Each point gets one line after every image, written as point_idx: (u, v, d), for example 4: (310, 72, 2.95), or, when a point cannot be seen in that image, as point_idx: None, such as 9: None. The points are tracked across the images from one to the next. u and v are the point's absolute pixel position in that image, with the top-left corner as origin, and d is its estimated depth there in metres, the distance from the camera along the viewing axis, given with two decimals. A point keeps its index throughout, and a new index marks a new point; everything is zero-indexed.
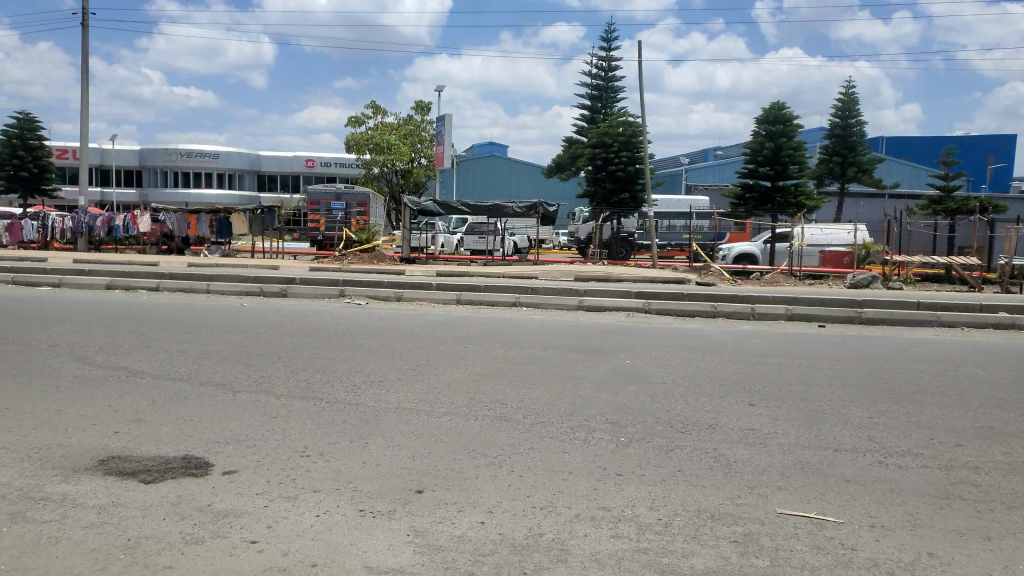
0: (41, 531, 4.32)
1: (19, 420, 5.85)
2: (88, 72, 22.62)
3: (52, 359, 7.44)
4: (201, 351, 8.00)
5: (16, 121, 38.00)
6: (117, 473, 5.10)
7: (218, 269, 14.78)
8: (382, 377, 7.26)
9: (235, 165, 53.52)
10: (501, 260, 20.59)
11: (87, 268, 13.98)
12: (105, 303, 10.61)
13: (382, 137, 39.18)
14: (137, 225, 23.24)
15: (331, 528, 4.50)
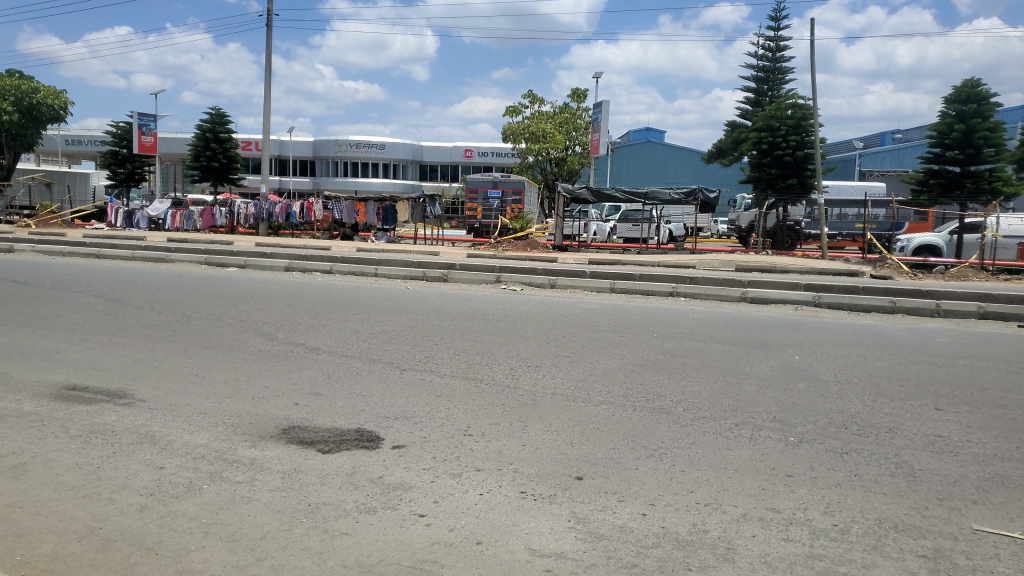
0: (234, 490, 4.72)
1: (214, 387, 6.43)
2: (271, 69, 24.39)
3: (240, 334, 8.11)
4: (370, 331, 8.42)
5: (210, 116, 41.82)
6: (298, 442, 5.47)
7: (384, 253, 15.51)
8: (541, 363, 7.32)
9: (399, 155, 56.16)
10: (657, 248, 20.22)
11: (270, 252, 15.12)
12: (285, 284, 11.41)
13: (538, 126, 39.59)
14: (311, 212, 24.86)
15: (494, 507, 4.59)
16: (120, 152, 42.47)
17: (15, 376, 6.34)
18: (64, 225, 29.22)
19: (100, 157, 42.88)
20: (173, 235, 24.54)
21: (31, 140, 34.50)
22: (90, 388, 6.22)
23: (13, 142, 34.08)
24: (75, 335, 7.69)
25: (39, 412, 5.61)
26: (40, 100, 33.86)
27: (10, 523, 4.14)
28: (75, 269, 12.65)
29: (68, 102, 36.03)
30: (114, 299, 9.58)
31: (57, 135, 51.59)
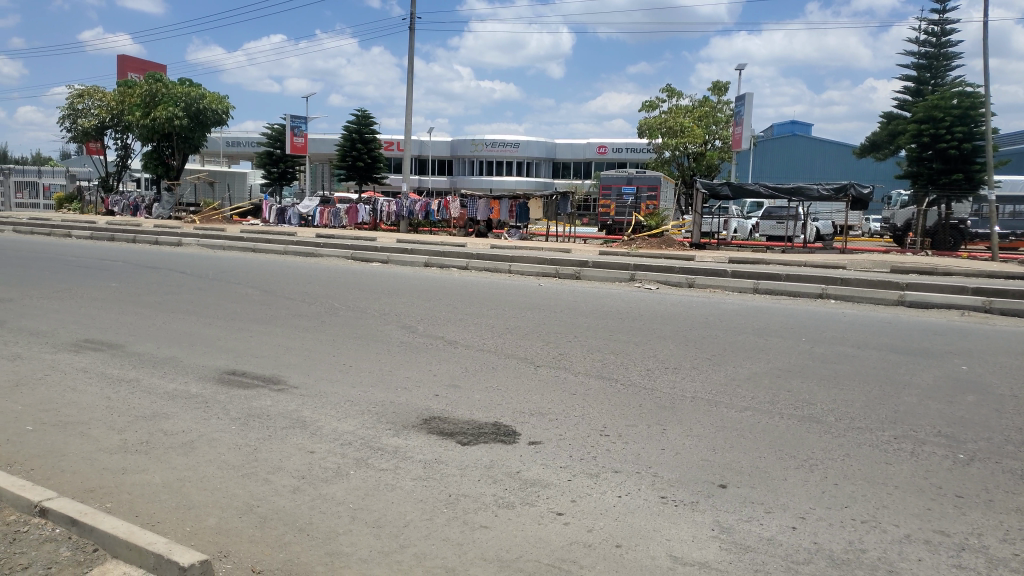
0: (380, 478, 4.87)
1: (360, 376, 6.70)
2: (413, 70, 25.23)
3: (384, 326, 8.41)
4: (506, 326, 8.51)
5: (356, 117, 43.91)
6: (439, 433, 5.58)
7: (519, 251, 15.64)
8: (679, 365, 7.12)
9: (533, 153, 56.63)
10: (802, 247, 19.25)
11: (410, 248, 15.60)
12: (424, 279, 11.73)
13: (676, 120, 38.74)
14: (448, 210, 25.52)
15: (634, 511, 4.48)
16: (274, 153, 45.36)
17: (184, 360, 6.86)
18: (224, 221, 31.55)
19: (256, 157, 46.03)
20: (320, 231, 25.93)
21: (199, 143, 37.43)
22: (248, 372, 6.65)
23: (183, 144, 37.09)
24: (235, 323, 8.25)
25: (205, 394, 6.05)
26: (206, 106, 36.45)
27: (180, 496, 4.46)
28: (236, 262, 13.59)
29: (230, 107, 38.71)
30: (269, 290, 10.20)
31: (220, 138, 55.73)
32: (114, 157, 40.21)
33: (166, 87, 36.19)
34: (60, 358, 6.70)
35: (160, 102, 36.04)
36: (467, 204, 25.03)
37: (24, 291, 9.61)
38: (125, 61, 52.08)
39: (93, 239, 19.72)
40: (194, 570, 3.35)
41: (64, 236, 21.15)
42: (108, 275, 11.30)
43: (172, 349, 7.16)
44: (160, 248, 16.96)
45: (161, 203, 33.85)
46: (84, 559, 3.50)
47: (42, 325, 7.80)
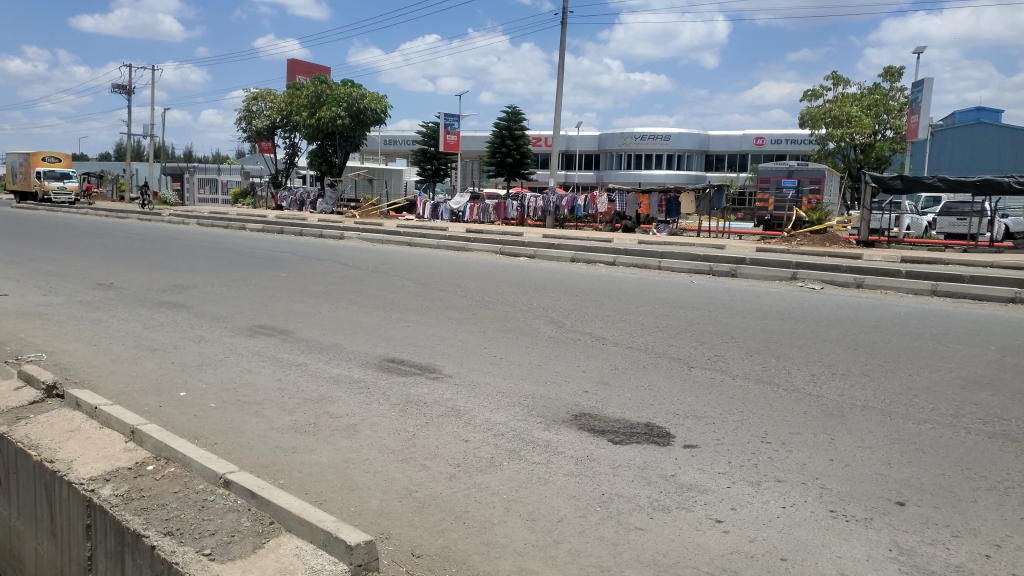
0: (532, 471, 4.87)
1: (511, 369, 6.75)
2: (563, 65, 25.29)
3: (533, 320, 8.44)
4: (657, 324, 8.31)
5: (507, 114, 44.55)
6: (590, 430, 5.51)
7: (670, 247, 15.28)
8: (845, 371, 6.66)
9: (684, 146, 55.26)
10: (988, 245, 17.57)
11: (558, 243, 15.62)
12: (573, 274, 11.72)
13: (842, 110, 36.55)
14: (595, 204, 25.41)
15: (799, 523, 4.22)
16: (428, 151, 47.00)
17: (346, 347, 7.20)
18: (381, 216, 33.09)
19: (410, 154, 47.90)
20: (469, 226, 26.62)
21: (359, 141, 39.44)
22: (405, 361, 6.87)
23: (345, 142, 39.21)
24: (392, 313, 8.57)
25: (367, 380, 6.32)
26: (366, 105, 38.35)
27: (345, 477, 4.65)
28: (393, 255, 14.17)
29: (388, 106, 40.48)
30: (423, 282, 10.53)
31: (378, 137, 58.34)
32: (283, 156, 43.22)
33: (331, 89, 38.36)
34: (238, 341, 7.22)
35: (325, 103, 38.35)
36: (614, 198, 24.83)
37: (207, 279, 10.45)
38: (294, 66, 55.72)
39: (265, 232, 21.22)
40: (360, 550, 3.47)
41: (239, 228, 22.97)
42: (279, 266, 12.12)
43: (335, 336, 7.53)
44: (323, 241, 18.01)
45: (325, 199, 35.95)
46: (261, 530, 3.70)
47: (223, 310, 8.45)
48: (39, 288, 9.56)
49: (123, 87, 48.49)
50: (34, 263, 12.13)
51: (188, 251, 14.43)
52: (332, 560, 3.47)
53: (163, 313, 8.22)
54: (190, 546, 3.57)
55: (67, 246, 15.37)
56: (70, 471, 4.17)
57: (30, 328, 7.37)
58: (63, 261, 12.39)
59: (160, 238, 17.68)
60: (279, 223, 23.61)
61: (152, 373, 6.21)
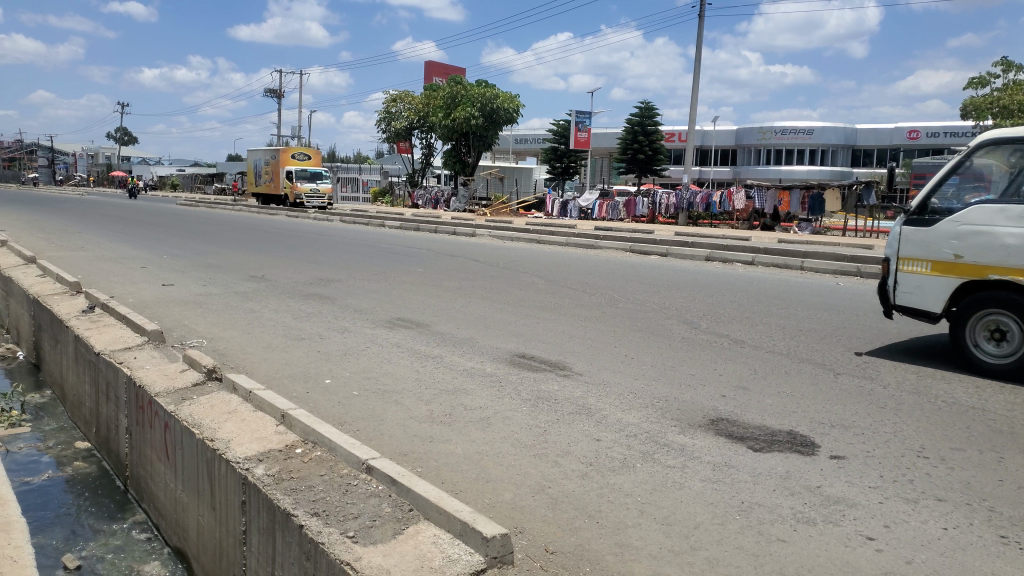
0: (666, 474, 4.75)
1: (643, 370, 6.62)
2: (700, 60, 24.69)
3: (666, 320, 8.25)
4: (799, 328, 7.90)
5: (640, 110, 44.14)
6: (728, 436, 5.31)
7: (813, 247, 14.53)
8: (1017, 384, 6.07)
9: (829, 140, 53.14)
10: None
11: (693, 242, 15.23)
12: (708, 273, 11.38)
13: (1013, 99, 33.67)
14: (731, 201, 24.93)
15: (965, 547, 3.87)
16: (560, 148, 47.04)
17: (479, 341, 7.31)
18: (512, 214, 33.45)
19: (542, 153, 48.14)
20: (601, 224, 26.45)
21: (491, 141, 40.06)
22: (536, 357, 6.89)
23: (478, 142, 40.02)
24: (524, 310, 8.62)
25: (498, 374, 6.39)
26: (499, 105, 38.93)
27: (480, 468, 4.71)
28: (524, 252, 14.29)
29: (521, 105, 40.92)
30: (554, 280, 10.55)
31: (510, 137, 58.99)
32: (420, 155, 44.61)
33: (466, 90, 39.38)
34: (378, 333, 7.50)
35: (460, 103, 39.30)
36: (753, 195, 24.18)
37: (349, 273, 10.94)
38: (431, 69, 57.57)
39: (403, 230, 21.95)
40: (496, 543, 3.49)
41: (378, 226, 23.85)
42: (414, 262, 12.48)
43: (469, 331, 7.67)
44: (457, 238, 18.43)
45: (459, 197, 36.81)
46: (401, 517, 3.81)
47: (364, 303, 8.81)
48: (200, 279, 10.32)
49: (275, 92, 51.74)
50: (198, 257, 13.11)
51: (332, 247, 15.17)
52: (469, 550, 3.51)
53: (310, 304, 8.67)
54: (335, 527, 3.71)
55: (224, 241, 16.50)
56: (228, 450, 4.44)
57: (193, 316, 7.97)
58: (222, 255, 13.31)
59: (307, 235, 18.66)
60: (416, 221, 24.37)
61: (299, 360, 6.57)
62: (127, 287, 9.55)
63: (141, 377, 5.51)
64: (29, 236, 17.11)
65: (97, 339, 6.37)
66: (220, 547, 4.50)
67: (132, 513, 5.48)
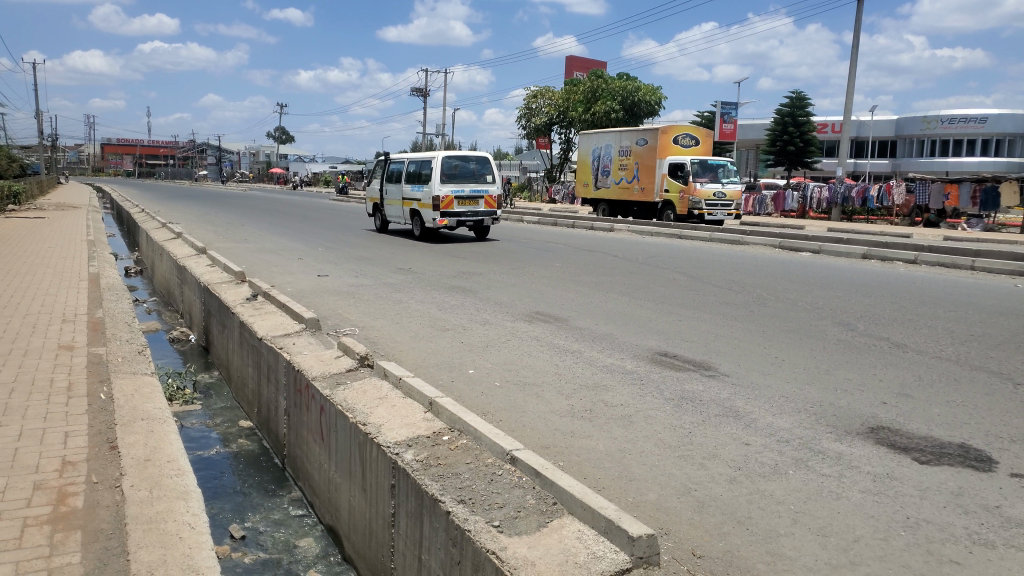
0: (822, 483, 4.48)
1: (795, 372, 6.30)
2: (858, 46, 23.35)
3: (817, 321, 7.83)
4: (969, 333, 7.28)
5: (790, 100, 42.39)
6: (890, 446, 4.95)
7: (987, 245, 13.34)
8: None
9: (1005, 128, 48.69)
10: None
11: (848, 238, 14.41)
12: (863, 272, 10.72)
13: None
14: (891, 195, 23.66)
15: None
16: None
17: (621, 337, 7.22)
18: None
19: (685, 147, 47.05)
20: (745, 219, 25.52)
21: None
22: (680, 356, 6.71)
23: None
24: (665, 306, 8.45)
25: (640, 372, 6.28)
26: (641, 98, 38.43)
27: (623, 466, 4.64)
28: (665, 248, 14.03)
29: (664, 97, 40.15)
30: (695, 276, 10.29)
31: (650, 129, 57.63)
32: (559, 151, 44.84)
33: (606, 84, 39.21)
34: (519, 326, 7.58)
35: (601, 97, 39.23)
36: (916, 187, 22.87)
37: (489, 266, 11.14)
38: (573, 62, 57.63)
39: (542, 225, 22.12)
40: (642, 543, 3.41)
41: (518, 221, 24.16)
42: (553, 256, 12.53)
43: (609, 327, 7.59)
44: (595, 233, 18.36)
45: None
46: (546, 509, 3.80)
47: (504, 296, 8.93)
48: (353, 270, 10.84)
49: (420, 91, 53.51)
50: (350, 249, 13.80)
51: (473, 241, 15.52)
52: (614, 548, 3.45)
53: (454, 297, 8.90)
54: (481, 516, 3.74)
55: (375, 235, 17.27)
56: (379, 434, 4.62)
57: (345, 305, 8.38)
58: (372, 248, 13.93)
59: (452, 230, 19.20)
60: (555, 216, 24.48)
61: (444, 350, 6.74)
62: (287, 277, 10.18)
63: (301, 361, 5.85)
64: (202, 229, 18.62)
65: (261, 325, 6.82)
66: (369, 528, 4.66)
67: (289, 490, 5.81)
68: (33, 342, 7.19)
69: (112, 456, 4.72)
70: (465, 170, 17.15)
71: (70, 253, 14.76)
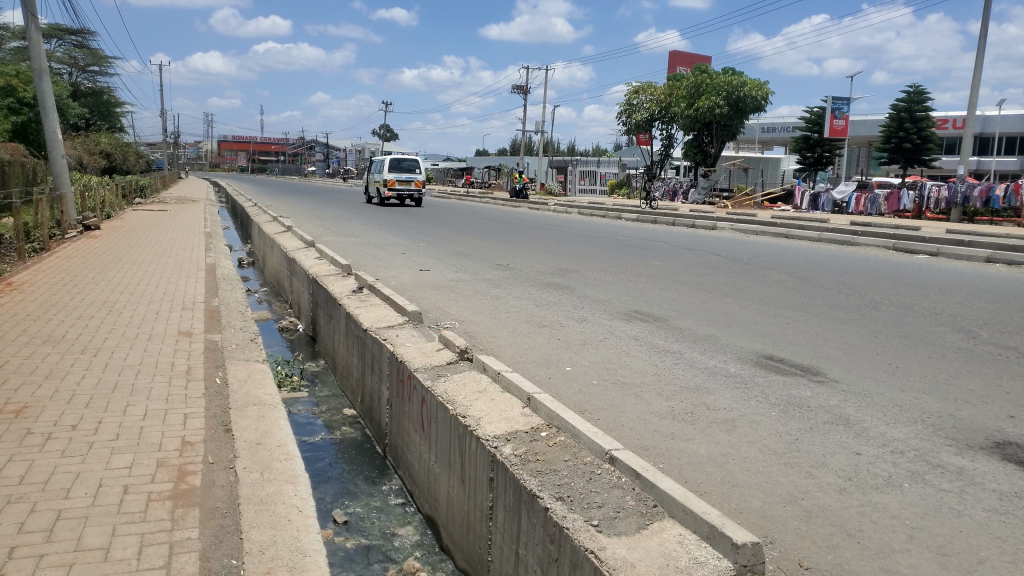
0: (942, 499, 4.22)
1: (911, 381, 5.96)
2: (985, 36, 21.90)
3: (936, 327, 7.39)
4: None
5: (907, 95, 40.21)
6: (1019, 463, 4.61)
7: None
8: None
9: None
10: None
11: (970, 240, 13.56)
12: (987, 277, 10.06)
13: None
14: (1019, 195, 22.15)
15: None
16: (811, 137, 43.95)
17: (723, 339, 7.03)
18: (755, 207, 32.08)
19: (792, 143, 45.32)
20: (856, 219, 24.38)
21: (736, 130, 38.39)
22: (785, 360, 6.47)
23: (722, 132, 38.46)
24: (769, 308, 8.18)
25: (744, 375, 6.10)
26: (746, 93, 37.27)
27: (725, 471, 4.51)
28: (770, 248, 13.59)
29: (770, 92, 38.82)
30: (803, 278, 9.91)
31: (754, 125, 55.86)
32: (659, 147, 44.15)
33: (710, 79, 38.34)
34: (617, 325, 7.50)
35: (704, 93, 38.41)
36: None
37: (588, 264, 11.08)
38: (675, 57, 56.62)
39: (640, 223, 21.85)
40: (746, 550, 3.29)
41: (616, 219, 23.97)
42: (652, 255, 12.35)
43: (711, 328, 7.41)
44: (696, 231, 17.99)
45: (697, 189, 35.98)
46: (646, 512, 3.74)
47: (603, 294, 8.86)
48: (452, 265, 11.01)
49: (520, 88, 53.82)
50: (451, 244, 14.04)
51: (570, 238, 15.49)
52: (717, 555, 3.35)
53: (551, 293, 8.90)
54: (579, 514, 3.71)
55: (475, 231, 17.51)
56: (478, 427, 4.65)
57: (445, 299, 8.52)
58: (471, 244, 14.12)
59: (549, 227, 19.24)
60: (654, 213, 24.17)
61: (542, 346, 6.74)
62: (390, 270, 10.45)
63: (403, 352, 6.00)
64: (312, 223, 19.38)
65: (365, 317, 7.02)
66: (467, 520, 4.71)
67: (390, 478, 5.96)
68: (157, 327, 7.66)
69: (227, 438, 4.96)
70: (403, 166, 30.66)
71: (191, 244, 15.68)
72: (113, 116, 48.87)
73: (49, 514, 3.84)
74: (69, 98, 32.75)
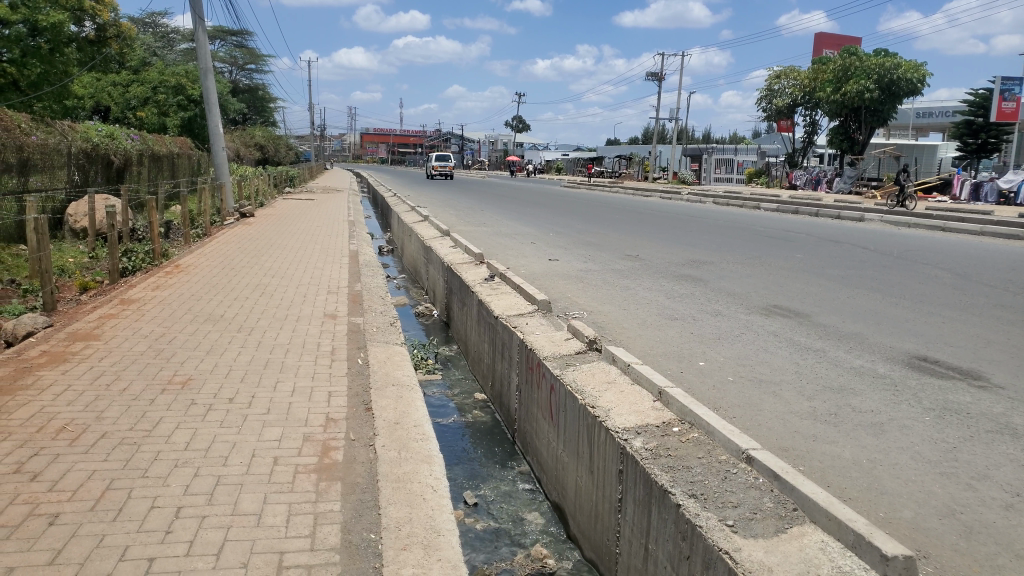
0: None
1: None
2: None
3: None
4: None
5: None
6: None
7: None
8: None
9: None
10: None
11: None
12: None
13: None
14: None
15: None
16: (974, 122, 40.79)
17: (870, 338, 6.62)
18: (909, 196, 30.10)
19: (952, 129, 42.27)
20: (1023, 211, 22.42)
21: (888, 116, 35.91)
22: (942, 362, 6.01)
23: (872, 118, 36.20)
24: (923, 306, 7.64)
25: (894, 377, 5.71)
26: (901, 75, 34.74)
27: (872, 478, 4.25)
28: (923, 240, 12.70)
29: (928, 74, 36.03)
30: (962, 274, 9.17)
31: (908, 110, 52.24)
32: (802, 135, 42.14)
33: (861, 61, 36.03)
34: (755, 319, 7.25)
35: (853, 77, 36.16)
36: None
37: (723, 255, 10.77)
38: (821, 39, 53.83)
39: (780, 213, 21.03)
40: (897, 563, 3.08)
41: (754, 208, 23.19)
42: (793, 246, 11.82)
43: (858, 326, 6.98)
44: (844, 222, 17.05)
45: (843, 177, 34.17)
46: (786, 515, 3.58)
47: (739, 288, 8.56)
48: (582, 255, 11.01)
49: (654, 74, 52.85)
50: (582, 234, 14.07)
51: (705, 228, 15.13)
52: (864, 565, 3.16)
53: (685, 285, 8.71)
54: (713, 513, 3.60)
55: (607, 221, 17.45)
56: (608, 419, 4.62)
57: (575, 289, 8.53)
58: (603, 234, 14.08)
59: (684, 216, 18.88)
60: (793, 203, 23.16)
61: (674, 340, 6.60)
62: (521, 260, 10.57)
63: (533, 340, 6.05)
64: (448, 213, 19.88)
65: (496, 304, 7.14)
66: (596, 511, 4.68)
67: (519, 463, 6.04)
68: (304, 309, 8.15)
69: (367, 417, 5.19)
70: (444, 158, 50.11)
71: (335, 231, 16.61)
72: (267, 112, 52.35)
73: (210, 479, 4.16)
74: (230, 95, 35.38)
